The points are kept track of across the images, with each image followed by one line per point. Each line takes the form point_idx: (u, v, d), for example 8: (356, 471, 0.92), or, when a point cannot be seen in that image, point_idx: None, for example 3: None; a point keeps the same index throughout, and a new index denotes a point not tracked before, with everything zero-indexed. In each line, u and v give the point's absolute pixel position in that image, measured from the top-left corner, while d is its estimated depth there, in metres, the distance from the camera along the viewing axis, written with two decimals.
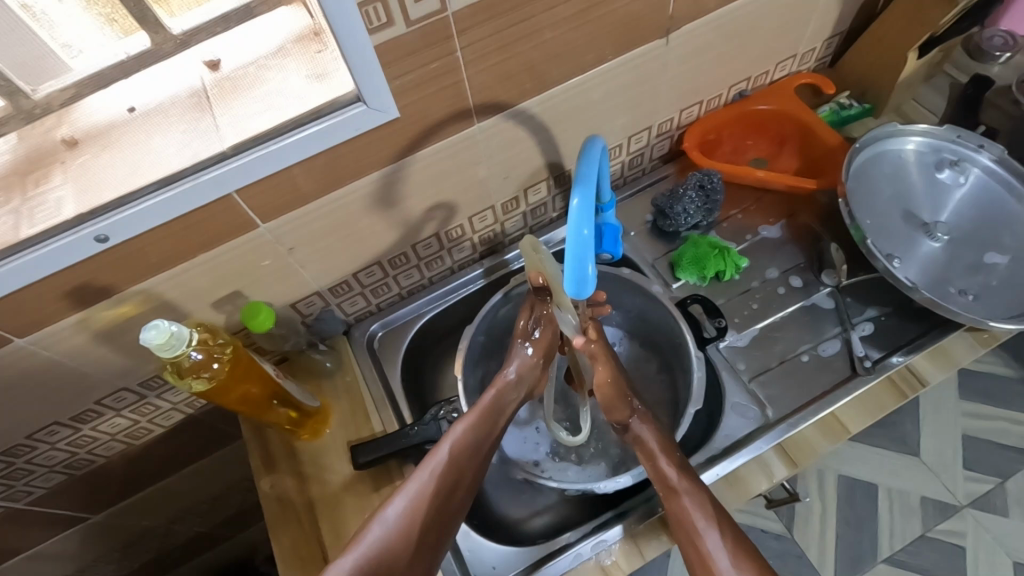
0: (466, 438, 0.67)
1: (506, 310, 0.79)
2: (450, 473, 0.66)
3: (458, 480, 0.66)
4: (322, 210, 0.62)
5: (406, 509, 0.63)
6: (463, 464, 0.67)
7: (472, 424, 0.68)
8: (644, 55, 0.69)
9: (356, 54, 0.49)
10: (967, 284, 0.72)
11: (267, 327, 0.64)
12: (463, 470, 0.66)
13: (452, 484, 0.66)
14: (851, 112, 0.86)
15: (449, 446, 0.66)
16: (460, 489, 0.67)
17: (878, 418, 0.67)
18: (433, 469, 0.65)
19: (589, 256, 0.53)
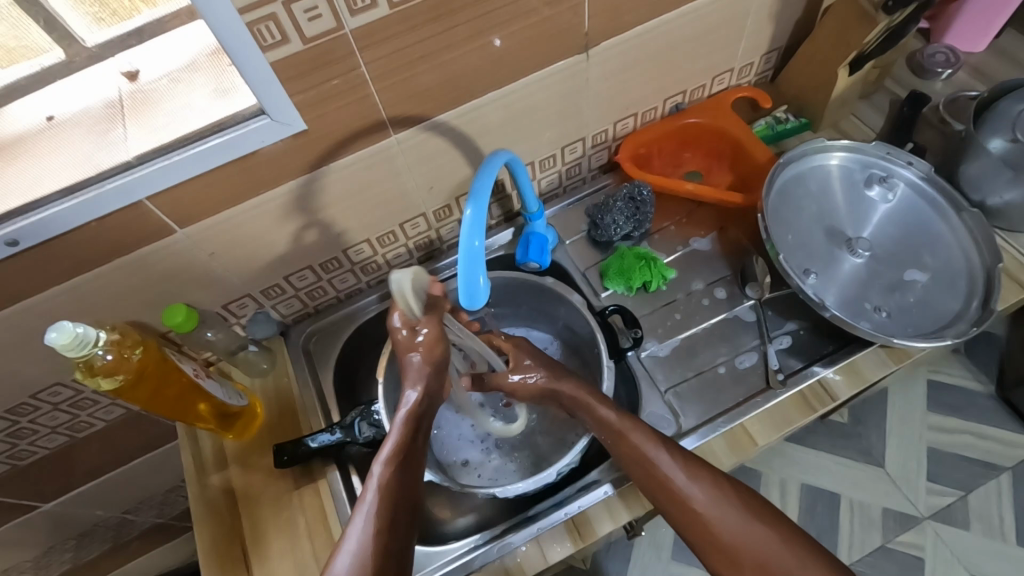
0: (395, 477, 0.56)
1: None
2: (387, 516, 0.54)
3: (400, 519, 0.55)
4: (240, 216, 0.64)
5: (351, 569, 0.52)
6: (401, 505, 0.55)
7: (395, 461, 0.57)
8: (565, 70, 0.70)
9: (251, 70, 0.51)
10: (883, 301, 0.73)
11: (188, 328, 0.67)
12: (398, 507, 0.55)
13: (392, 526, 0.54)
14: (786, 127, 0.87)
15: (376, 492, 0.55)
16: (408, 534, 0.56)
17: (785, 431, 0.69)
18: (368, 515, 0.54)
19: (479, 267, 0.55)
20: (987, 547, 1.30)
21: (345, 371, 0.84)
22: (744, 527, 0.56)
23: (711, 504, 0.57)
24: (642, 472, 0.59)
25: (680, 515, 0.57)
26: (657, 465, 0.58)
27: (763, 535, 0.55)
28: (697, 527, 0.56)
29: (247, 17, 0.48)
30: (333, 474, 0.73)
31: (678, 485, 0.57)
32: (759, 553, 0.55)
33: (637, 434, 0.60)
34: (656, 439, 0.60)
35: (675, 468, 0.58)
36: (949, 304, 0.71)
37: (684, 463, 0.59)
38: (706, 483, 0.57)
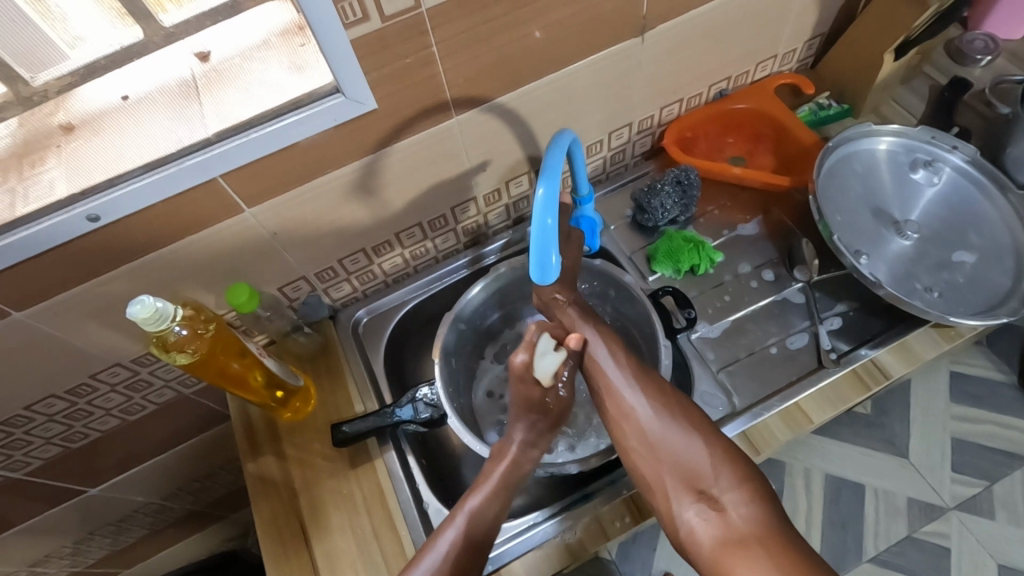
0: (484, 510, 0.64)
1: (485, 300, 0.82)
2: (469, 550, 0.61)
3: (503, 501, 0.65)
4: (303, 196, 0.65)
5: (459, 540, 0.61)
6: (483, 537, 0.62)
7: (490, 499, 0.64)
8: (620, 53, 0.71)
9: (332, 46, 0.52)
10: (934, 280, 0.73)
11: (250, 308, 0.68)
12: (480, 547, 0.62)
13: (470, 562, 0.60)
14: (829, 113, 0.88)
15: (461, 526, 0.62)
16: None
17: (839, 408, 0.69)
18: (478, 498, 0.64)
19: (551, 245, 0.56)
20: (1011, 535, 1.31)
21: (393, 354, 0.85)
22: (685, 450, 0.63)
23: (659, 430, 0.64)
24: (605, 399, 0.68)
25: (620, 415, 0.66)
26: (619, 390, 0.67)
27: (699, 453, 0.63)
28: (645, 453, 0.64)
29: None
30: (389, 454, 0.74)
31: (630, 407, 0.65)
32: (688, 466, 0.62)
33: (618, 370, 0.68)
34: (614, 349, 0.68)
35: (619, 373, 0.67)
36: (999, 284, 0.72)
37: (647, 393, 0.66)
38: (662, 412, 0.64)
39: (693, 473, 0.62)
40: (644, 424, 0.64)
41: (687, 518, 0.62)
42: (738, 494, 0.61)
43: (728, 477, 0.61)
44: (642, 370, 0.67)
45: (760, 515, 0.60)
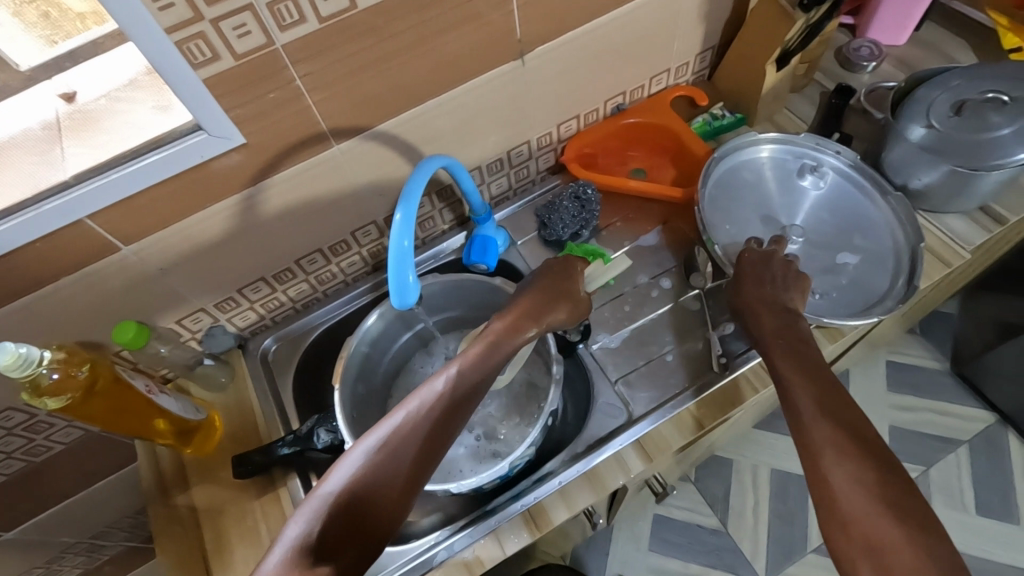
0: (469, 363, 0.61)
1: (392, 324, 0.82)
2: (448, 397, 0.58)
3: (443, 434, 0.57)
4: (186, 232, 0.65)
5: (401, 429, 0.56)
6: (469, 389, 0.60)
7: (473, 359, 0.61)
8: (502, 76, 0.72)
9: (185, 86, 0.53)
10: (817, 284, 0.76)
11: (140, 343, 0.67)
12: (462, 398, 0.59)
13: (451, 408, 0.58)
14: (723, 123, 0.90)
15: (443, 378, 0.60)
16: (453, 430, 0.58)
17: (728, 412, 0.72)
18: (426, 396, 0.58)
19: (409, 265, 0.57)
20: (949, 518, 1.37)
21: (305, 381, 0.85)
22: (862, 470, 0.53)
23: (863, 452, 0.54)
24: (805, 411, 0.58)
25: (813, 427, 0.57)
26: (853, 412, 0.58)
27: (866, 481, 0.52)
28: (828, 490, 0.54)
29: (175, 36, 0.50)
30: (294, 482, 0.74)
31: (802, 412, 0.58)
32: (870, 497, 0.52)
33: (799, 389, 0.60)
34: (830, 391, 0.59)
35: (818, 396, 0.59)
36: (879, 284, 0.75)
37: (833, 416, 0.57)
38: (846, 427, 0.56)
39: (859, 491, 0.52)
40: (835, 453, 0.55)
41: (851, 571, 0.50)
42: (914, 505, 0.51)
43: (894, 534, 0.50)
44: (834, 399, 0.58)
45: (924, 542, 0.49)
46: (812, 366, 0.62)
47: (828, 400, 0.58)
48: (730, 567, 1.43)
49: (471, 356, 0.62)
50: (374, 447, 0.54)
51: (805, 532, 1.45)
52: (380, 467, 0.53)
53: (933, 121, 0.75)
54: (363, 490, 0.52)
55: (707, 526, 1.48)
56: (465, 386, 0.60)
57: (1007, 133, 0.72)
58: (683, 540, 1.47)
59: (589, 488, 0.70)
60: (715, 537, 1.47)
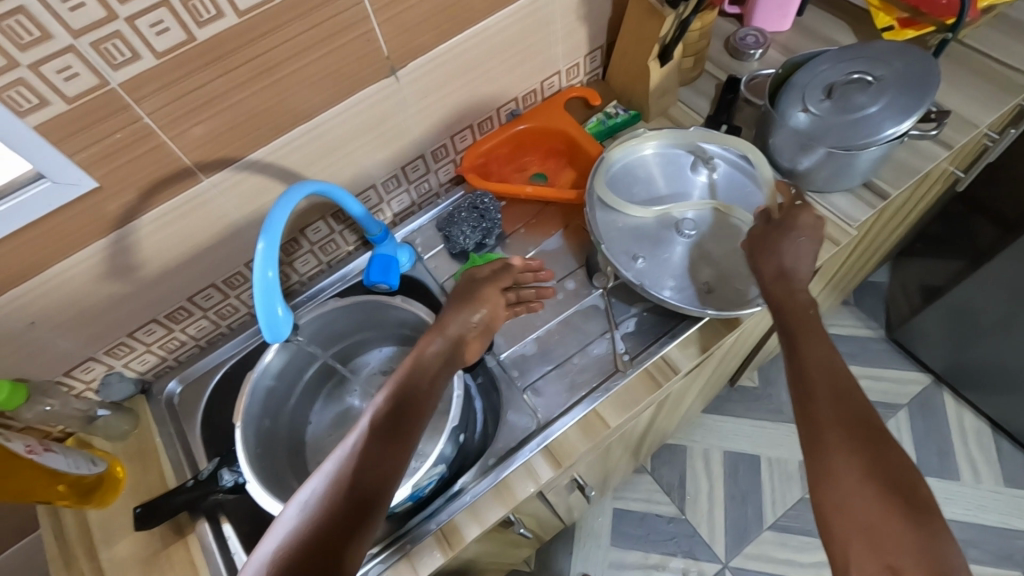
0: (409, 369, 0.63)
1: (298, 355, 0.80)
2: (390, 406, 0.59)
3: (405, 427, 0.58)
4: (52, 283, 0.62)
5: (355, 449, 0.56)
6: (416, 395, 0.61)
7: (410, 363, 0.64)
8: (376, 93, 0.71)
9: (13, 135, 0.50)
10: (710, 275, 0.77)
11: (17, 403, 0.65)
12: (409, 407, 0.60)
13: (396, 418, 0.59)
14: (617, 120, 0.91)
15: (386, 388, 0.62)
16: (410, 440, 0.58)
17: (632, 410, 0.72)
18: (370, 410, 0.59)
19: (277, 297, 0.56)
20: None
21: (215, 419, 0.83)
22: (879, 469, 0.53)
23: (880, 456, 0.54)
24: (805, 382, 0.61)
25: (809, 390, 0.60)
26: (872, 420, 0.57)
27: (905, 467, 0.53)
28: (852, 497, 0.53)
29: None
30: (202, 527, 0.72)
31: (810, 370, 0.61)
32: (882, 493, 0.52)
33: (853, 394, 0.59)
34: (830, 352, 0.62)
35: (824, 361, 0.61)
36: None
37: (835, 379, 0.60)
38: (863, 437, 0.56)
39: (877, 490, 0.52)
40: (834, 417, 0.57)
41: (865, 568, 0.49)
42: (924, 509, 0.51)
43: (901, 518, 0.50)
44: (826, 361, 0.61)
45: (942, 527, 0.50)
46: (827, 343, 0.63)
47: (835, 404, 0.58)
48: (691, 552, 1.44)
49: (391, 386, 0.62)
50: (321, 491, 0.53)
51: (760, 510, 1.48)
52: (345, 484, 0.53)
53: (809, 106, 0.77)
54: (337, 507, 0.51)
55: (665, 515, 1.49)
56: (393, 400, 0.60)
57: (874, 111, 0.74)
58: (642, 532, 1.48)
59: (499, 500, 0.69)
60: (672, 525, 1.48)
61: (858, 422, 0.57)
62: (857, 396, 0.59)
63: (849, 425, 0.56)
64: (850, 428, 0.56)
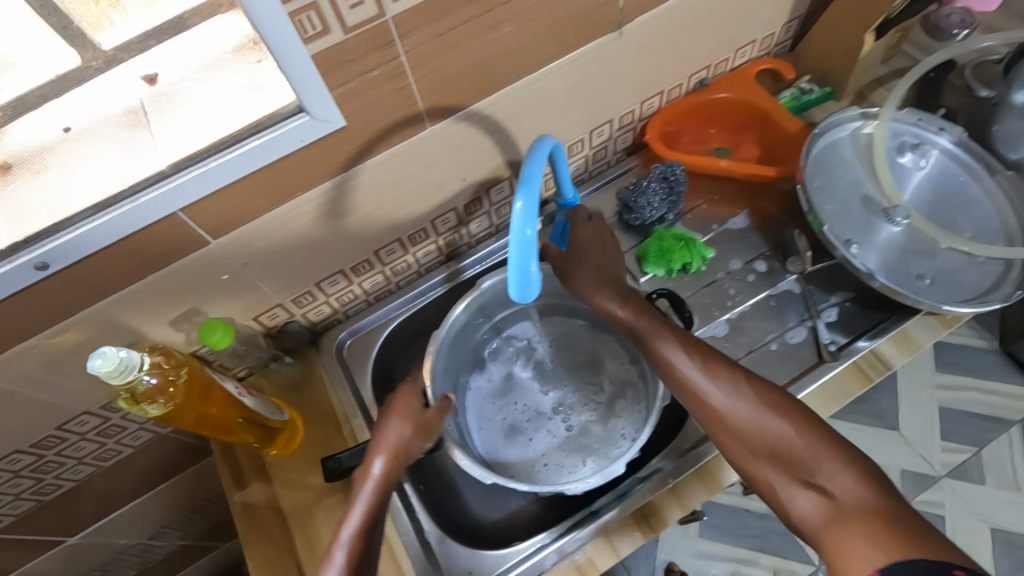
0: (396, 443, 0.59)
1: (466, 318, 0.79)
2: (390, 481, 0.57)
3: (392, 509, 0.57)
4: (275, 222, 0.61)
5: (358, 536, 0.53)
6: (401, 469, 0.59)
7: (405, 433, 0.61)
8: (598, 49, 0.67)
9: (293, 64, 0.48)
10: (926, 267, 0.72)
11: (226, 344, 0.63)
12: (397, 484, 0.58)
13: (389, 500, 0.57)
14: (812, 97, 0.86)
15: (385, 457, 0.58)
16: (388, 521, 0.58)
17: (843, 404, 0.68)
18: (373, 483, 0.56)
19: (531, 255, 0.54)
20: (1002, 500, 1.33)
21: (380, 376, 0.82)
22: (768, 424, 0.55)
23: (731, 402, 0.57)
24: (670, 377, 0.61)
25: (692, 398, 0.59)
26: (707, 392, 0.58)
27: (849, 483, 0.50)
28: (715, 419, 0.57)
29: (289, 7, 0.45)
30: None
31: (694, 382, 0.59)
32: (786, 446, 0.54)
33: (683, 359, 0.60)
34: (699, 351, 0.60)
35: (695, 369, 0.59)
36: (989, 271, 0.72)
37: (708, 367, 0.59)
38: (730, 383, 0.57)
39: (776, 443, 0.54)
40: (734, 411, 0.56)
41: (782, 489, 0.54)
42: (829, 458, 0.52)
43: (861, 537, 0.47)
44: (695, 347, 0.61)
45: (866, 485, 0.50)
46: (711, 350, 0.61)
47: (728, 369, 0.59)
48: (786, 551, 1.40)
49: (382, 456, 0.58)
50: None
51: None
52: None
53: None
54: None
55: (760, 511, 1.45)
56: (390, 475, 0.57)
57: None
58: None
59: (703, 485, 0.66)
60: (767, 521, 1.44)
61: (774, 445, 0.54)
62: (770, 393, 0.57)
63: (823, 432, 0.53)
64: (821, 429, 0.54)
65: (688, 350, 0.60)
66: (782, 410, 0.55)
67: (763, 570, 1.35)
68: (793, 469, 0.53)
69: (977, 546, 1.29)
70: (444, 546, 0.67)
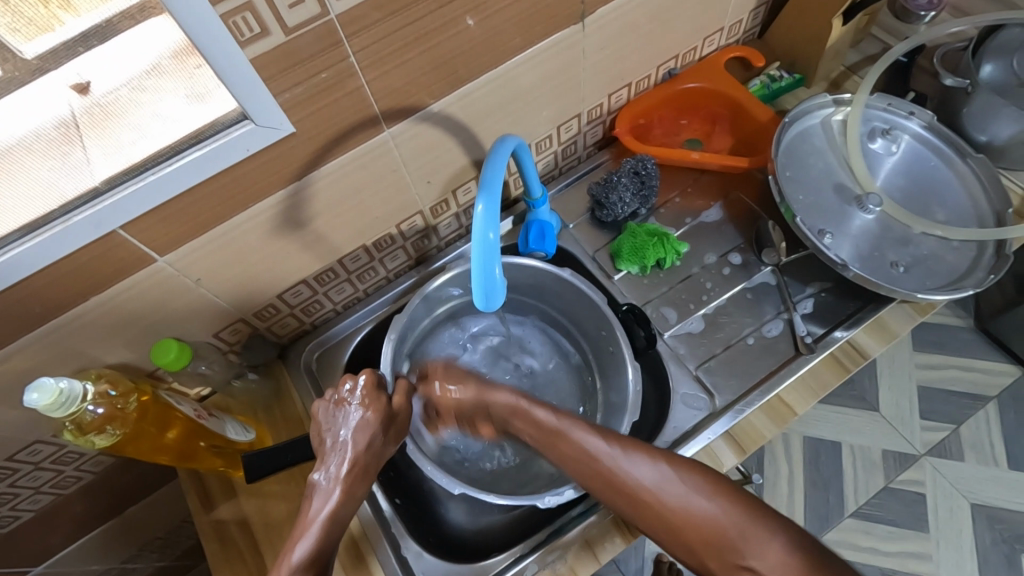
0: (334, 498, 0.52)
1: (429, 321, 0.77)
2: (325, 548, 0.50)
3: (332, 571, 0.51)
4: (227, 235, 0.58)
5: None
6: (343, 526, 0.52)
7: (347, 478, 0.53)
8: (561, 43, 0.64)
9: (230, 69, 0.45)
10: (900, 255, 0.71)
11: (181, 364, 0.61)
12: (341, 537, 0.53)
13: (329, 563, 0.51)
14: (782, 85, 0.84)
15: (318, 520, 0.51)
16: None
17: (821, 396, 0.68)
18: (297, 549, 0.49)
19: (495, 261, 0.52)
20: (981, 474, 1.34)
21: None
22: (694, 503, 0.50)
23: (660, 482, 0.52)
24: (594, 477, 0.54)
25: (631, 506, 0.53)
26: (625, 472, 0.53)
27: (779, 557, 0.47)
28: (637, 505, 0.52)
29: (220, 8, 0.41)
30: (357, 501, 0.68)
31: (612, 463, 0.54)
32: (712, 525, 0.49)
33: (574, 435, 0.55)
34: (612, 439, 0.55)
35: (605, 449, 0.54)
36: (962, 257, 0.71)
37: (649, 459, 0.53)
38: (664, 467, 0.53)
39: (705, 526, 0.50)
40: (648, 489, 0.52)
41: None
42: (756, 531, 0.49)
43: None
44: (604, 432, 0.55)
45: (794, 552, 0.48)
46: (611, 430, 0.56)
47: (625, 443, 0.55)
48: None
49: (321, 503, 0.52)
50: None
51: (842, 497, 1.35)
52: None
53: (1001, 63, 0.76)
54: None
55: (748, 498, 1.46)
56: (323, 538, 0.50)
57: None
58: None
59: None
60: None
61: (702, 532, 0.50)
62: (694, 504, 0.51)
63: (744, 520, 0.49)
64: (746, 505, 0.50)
65: (623, 448, 0.54)
66: (699, 481, 0.52)
67: None
68: (722, 556, 0.49)
69: (959, 522, 1.31)
70: (422, 562, 0.65)
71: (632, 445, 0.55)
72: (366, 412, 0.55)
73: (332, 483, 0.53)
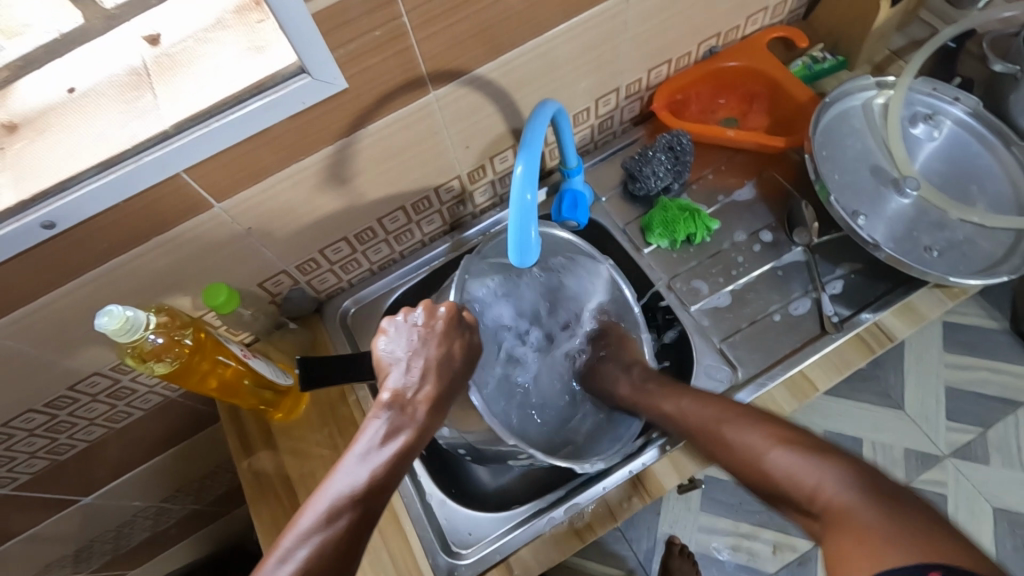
0: (427, 400, 0.55)
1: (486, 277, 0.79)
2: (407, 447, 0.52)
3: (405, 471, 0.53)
4: (277, 185, 0.61)
5: (330, 529, 0.47)
6: (429, 425, 0.55)
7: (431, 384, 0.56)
8: (604, 13, 0.66)
9: (293, 22, 0.47)
10: (934, 240, 0.71)
11: (230, 308, 0.64)
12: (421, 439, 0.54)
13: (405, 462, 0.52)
14: (824, 67, 0.84)
15: (404, 424, 0.53)
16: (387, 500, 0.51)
17: (845, 374, 0.68)
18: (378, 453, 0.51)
19: (531, 220, 0.54)
20: (1004, 476, 1.32)
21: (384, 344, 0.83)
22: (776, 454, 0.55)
23: (761, 451, 0.56)
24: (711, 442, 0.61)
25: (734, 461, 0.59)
26: (725, 434, 0.60)
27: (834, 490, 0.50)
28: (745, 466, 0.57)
29: None
30: None
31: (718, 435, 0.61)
32: (789, 470, 0.53)
33: (705, 411, 0.63)
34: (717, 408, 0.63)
35: (743, 435, 0.58)
36: (999, 245, 0.70)
37: (758, 423, 0.59)
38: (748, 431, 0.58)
39: (783, 478, 0.53)
40: (748, 451, 0.57)
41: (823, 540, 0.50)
42: (825, 480, 0.51)
43: (851, 498, 0.49)
44: (743, 417, 0.61)
45: (853, 487, 0.49)
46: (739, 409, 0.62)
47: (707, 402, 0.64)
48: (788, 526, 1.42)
49: (414, 404, 0.54)
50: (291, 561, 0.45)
51: None
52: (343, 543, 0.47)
53: None
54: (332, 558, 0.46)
55: None
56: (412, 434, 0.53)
57: None
58: None
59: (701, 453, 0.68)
60: None
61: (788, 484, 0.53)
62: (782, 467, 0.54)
63: (813, 459, 0.53)
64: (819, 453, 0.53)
65: (745, 415, 0.61)
66: (780, 438, 0.56)
67: (764, 545, 1.27)
68: (814, 516, 0.51)
69: (978, 523, 1.30)
70: (445, 509, 0.69)
71: (741, 415, 0.60)
72: (442, 336, 0.58)
73: (406, 411, 0.54)
